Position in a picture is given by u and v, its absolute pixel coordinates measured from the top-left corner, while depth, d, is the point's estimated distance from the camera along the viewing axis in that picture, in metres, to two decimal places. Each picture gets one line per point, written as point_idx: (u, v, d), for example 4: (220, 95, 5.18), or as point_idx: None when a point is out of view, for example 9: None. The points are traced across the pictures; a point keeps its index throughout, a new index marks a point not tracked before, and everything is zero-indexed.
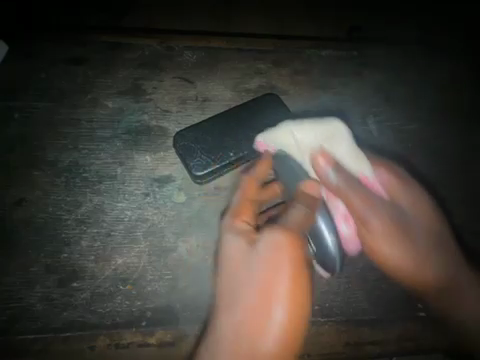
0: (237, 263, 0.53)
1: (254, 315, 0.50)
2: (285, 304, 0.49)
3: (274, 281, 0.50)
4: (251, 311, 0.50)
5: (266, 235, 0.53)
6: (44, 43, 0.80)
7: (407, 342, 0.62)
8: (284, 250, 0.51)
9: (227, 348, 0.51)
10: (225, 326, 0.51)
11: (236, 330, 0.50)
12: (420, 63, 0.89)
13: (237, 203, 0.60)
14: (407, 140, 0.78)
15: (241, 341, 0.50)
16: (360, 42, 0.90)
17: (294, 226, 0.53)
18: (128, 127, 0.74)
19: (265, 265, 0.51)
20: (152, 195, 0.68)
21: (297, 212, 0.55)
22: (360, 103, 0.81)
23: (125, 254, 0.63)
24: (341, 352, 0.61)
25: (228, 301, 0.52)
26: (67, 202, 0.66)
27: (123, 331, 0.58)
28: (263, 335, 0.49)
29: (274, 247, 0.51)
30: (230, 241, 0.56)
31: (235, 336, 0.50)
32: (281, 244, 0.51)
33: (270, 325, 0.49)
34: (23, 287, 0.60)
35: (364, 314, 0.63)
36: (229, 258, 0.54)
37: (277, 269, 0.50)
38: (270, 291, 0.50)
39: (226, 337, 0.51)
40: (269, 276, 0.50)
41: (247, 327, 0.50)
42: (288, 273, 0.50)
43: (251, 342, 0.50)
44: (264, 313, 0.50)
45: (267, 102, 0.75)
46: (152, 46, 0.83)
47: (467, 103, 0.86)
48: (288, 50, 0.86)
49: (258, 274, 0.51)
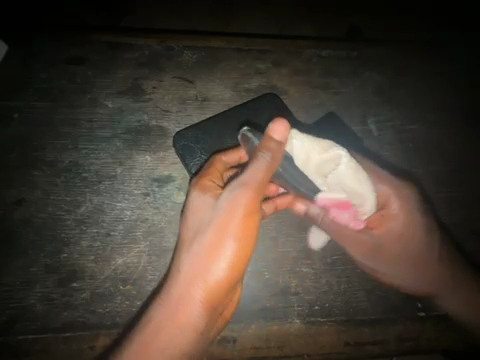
0: (198, 208, 0.54)
1: (204, 250, 0.51)
2: (237, 236, 0.51)
3: (232, 219, 0.50)
4: (206, 246, 0.51)
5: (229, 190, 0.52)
6: (44, 43, 0.80)
7: (407, 342, 0.62)
8: (245, 197, 0.51)
9: (179, 280, 0.52)
10: (182, 260, 0.52)
11: (190, 262, 0.51)
12: (420, 62, 0.89)
13: (206, 168, 0.60)
14: (406, 140, 0.78)
15: (195, 274, 0.51)
16: (361, 41, 0.89)
17: (254, 179, 0.51)
18: (128, 127, 0.74)
19: (225, 209, 0.51)
20: (152, 195, 0.68)
21: (260, 166, 0.51)
22: (360, 104, 0.81)
23: (125, 254, 0.63)
24: (341, 351, 0.61)
25: (187, 238, 0.53)
26: (67, 202, 0.66)
27: (123, 331, 0.58)
28: (214, 263, 0.51)
29: (235, 195, 0.51)
30: (195, 198, 0.55)
31: (189, 274, 0.51)
32: (242, 195, 0.51)
33: (223, 257, 0.51)
34: (23, 287, 0.60)
35: (364, 314, 0.63)
36: (193, 207, 0.55)
37: (234, 211, 0.51)
38: (227, 226, 0.51)
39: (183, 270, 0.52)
40: (226, 216, 0.51)
41: (202, 259, 0.51)
42: (242, 215, 0.51)
43: (205, 272, 0.51)
44: (218, 246, 0.51)
45: (266, 102, 0.75)
46: (151, 46, 0.82)
47: (468, 103, 0.85)
48: (288, 50, 0.86)
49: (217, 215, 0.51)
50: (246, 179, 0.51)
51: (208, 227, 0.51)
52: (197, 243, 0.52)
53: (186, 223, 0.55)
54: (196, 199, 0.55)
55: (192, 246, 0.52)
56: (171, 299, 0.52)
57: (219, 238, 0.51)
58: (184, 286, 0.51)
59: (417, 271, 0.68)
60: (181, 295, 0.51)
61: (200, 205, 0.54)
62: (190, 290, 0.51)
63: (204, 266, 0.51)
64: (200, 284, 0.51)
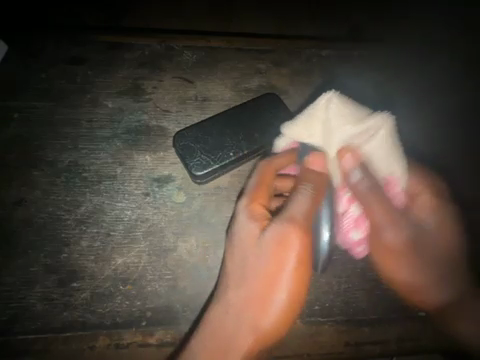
0: (250, 244, 0.55)
1: (255, 296, 0.54)
2: (287, 294, 0.54)
3: (280, 267, 0.53)
4: (255, 293, 0.54)
5: (274, 225, 0.53)
6: (44, 44, 0.80)
7: (406, 342, 0.62)
8: (292, 246, 0.52)
9: (227, 323, 0.55)
10: (230, 301, 0.55)
11: (239, 307, 0.54)
12: (420, 62, 0.89)
13: (254, 186, 0.59)
14: (408, 140, 0.78)
15: (238, 321, 0.54)
16: (361, 41, 0.89)
17: (301, 216, 0.53)
18: (128, 127, 0.74)
19: (272, 256, 0.53)
20: (152, 195, 0.68)
21: (305, 197, 0.54)
22: (360, 104, 0.81)
23: (125, 254, 0.63)
24: (341, 351, 0.61)
25: (235, 281, 0.55)
26: (67, 202, 0.66)
27: (123, 331, 0.58)
28: (264, 312, 0.54)
29: (282, 240, 0.53)
30: (244, 224, 0.56)
31: (234, 319, 0.54)
32: (287, 240, 0.52)
33: (270, 308, 0.54)
34: (23, 287, 0.60)
35: (364, 314, 0.63)
36: (240, 240, 0.55)
37: (282, 260, 0.53)
38: (277, 275, 0.53)
39: (230, 315, 0.55)
40: (274, 264, 0.53)
41: (250, 307, 0.54)
42: (293, 267, 0.53)
43: (252, 319, 0.54)
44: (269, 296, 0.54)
45: (267, 101, 0.74)
46: (151, 46, 0.82)
47: (466, 104, 0.86)
48: (288, 50, 0.85)
49: (267, 261, 0.53)
50: (291, 213, 0.54)
51: (259, 271, 0.54)
52: (246, 284, 0.54)
53: (233, 257, 0.56)
54: (246, 228, 0.56)
55: (240, 290, 0.55)
56: (217, 340, 0.54)
57: (267, 286, 0.54)
58: (232, 330, 0.55)
59: (433, 277, 0.67)
60: (227, 339, 0.54)
61: (250, 241, 0.55)
62: (239, 336, 0.54)
63: (253, 315, 0.54)
64: (243, 332, 0.54)
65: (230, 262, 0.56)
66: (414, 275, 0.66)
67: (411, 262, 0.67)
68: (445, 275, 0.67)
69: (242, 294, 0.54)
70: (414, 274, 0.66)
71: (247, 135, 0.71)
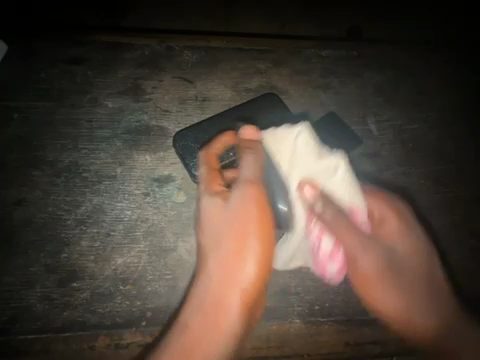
0: (212, 216, 0.55)
1: (228, 256, 0.53)
2: (256, 233, 0.52)
3: (245, 217, 0.52)
4: (227, 252, 0.53)
5: (237, 190, 0.54)
6: (44, 43, 0.80)
7: (407, 342, 0.62)
8: (250, 198, 0.53)
9: (207, 287, 0.52)
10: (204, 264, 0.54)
11: (214, 265, 0.53)
12: (420, 62, 0.89)
13: (204, 172, 0.58)
14: (407, 140, 0.79)
15: (220, 282, 0.52)
16: (361, 41, 0.89)
17: (252, 174, 0.54)
18: (128, 127, 0.74)
19: (238, 215, 0.52)
20: (152, 195, 0.68)
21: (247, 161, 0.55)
22: (360, 104, 0.81)
23: (125, 254, 0.63)
24: (341, 351, 0.62)
25: (212, 246, 0.54)
26: (67, 202, 0.66)
27: (123, 331, 0.58)
28: (241, 266, 0.52)
29: (245, 202, 0.53)
30: (208, 205, 0.56)
31: (211, 283, 0.52)
32: (248, 194, 0.53)
33: (247, 259, 0.52)
34: (24, 287, 0.60)
35: (364, 314, 0.63)
36: (206, 217, 0.55)
37: (246, 213, 0.52)
38: (246, 225, 0.52)
39: (209, 282, 0.52)
40: (239, 216, 0.52)
41: (224, 268, 0.52)
42: (256, 208, 0.52)
43: (232, 278, 0.51)
44: (241, 247, 0.53)
45: (268, 102, 0.75)
46: (151, 47, 0.82)
47: (466, 103, 0.86)
48: (288, 50, 0.85)
49: (230, 218, 0.53)
50: (246, 178, 0.54)
51: (227, 232, 0.53)
52: (218, 243, 0.54)
53: (200, 231, 0.56)
54: (207, 206, 0.56)
55: (211, 248, 0.54)
56: (203, 309, 0.52)
57: (237, 239, 0.52)
58: (215, 290, 0.52)
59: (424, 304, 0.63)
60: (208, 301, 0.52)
61: (211, 213, 0.55)
62: (223, 299, 0.51)
63: (229, 271, 0.52)
64: (229, 293, 0.51)
65: (200, 236, 0.56)
66: (397, 305, 0.63)
67: (399, 289, 0.64)
68: (420, 286, 0.64)
69: (218, 259, 0.53)
70: (396, 305, 0.63)
71: None
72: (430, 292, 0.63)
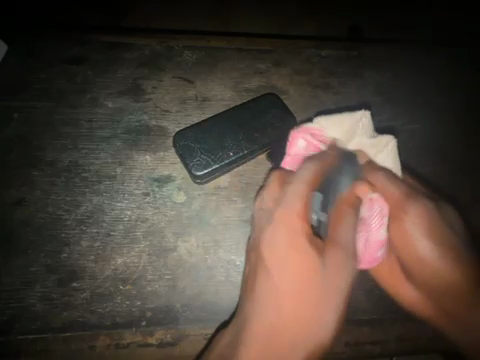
0: (291, 243, 0.55)
1: (293, 296, 0.54)
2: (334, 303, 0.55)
3: (328, 274, 0.54)
4: (295, 292, 0.54)
5: (331, 250, 0.55)
6: (44, 43, 0.80)
7: (406, 342, 0.63)
8: (339, 263, 0.55)
9: (268, 321, 0.54)
10: (267, 293, 0.55)
11: (283, 298, 0.54)
12: (420, 62, 0.89)
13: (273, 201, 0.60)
14: (407, 140, 0.79)
15: (283, 317, 0.53)
16: (361, 41, 0.89)
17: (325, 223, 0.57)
18: (128, 127, 0.74)
19: (322, 267, 0.54)
20: (152, 195, 0.68)
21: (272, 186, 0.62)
22: (360, 105, 0.82)
23: (125, 254, 0.63)
24: (341, 352, 0.62)
25: (274, 286, 0.54)
26: (67, 202, 0.66)
27: (124, 331, 0.59)
28: (314, 319, 0.54)
29: (338, 258, 0.55)
30: (272, 233, 0.56)
31: (273, 318, 0.54)
32: (336, 256, 0.55)
33: (321, 316, 0.54)
34: (23, 287, 0.60)
35: (364, 314, 0.63)
36: (274, 245, 0.56)
37: (334, 273, 0.54)
38: (319, 284, 0.54)
39: (269, 322, 0.53)
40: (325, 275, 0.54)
41: (289, 304, 0.54)
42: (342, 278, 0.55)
43: (298, 326, 0.54)
44: (316, 307, 0.54)
45: (268, 102, 0.74)
46: (152, 47, 0.82)
47: (465, 104, 0.86)
48: (289, 49, 0.85)
49: (307, 271, 0.54)
50: (336, 231, 0.56)
51: (302, 278, 0.54)
52: (291, 288, 0.54)
53: (272, 251, 0.56)
54: (279, 238, 0.55)
55: (283, 284, 0.54)
56: (261, 346, 0.53)
57: (322, 278, 0.54)
58: (263, 323, 0.53)
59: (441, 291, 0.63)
60: (258, 330, 0.53)
61: (296, 248, 0.55)
62: (283, 349, 0.53)
63: (295, 318, 0.54)
64: (295, 340, 0.53)
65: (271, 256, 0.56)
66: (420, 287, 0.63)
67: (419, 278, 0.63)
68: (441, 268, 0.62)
69: (281, 293, 0.54)
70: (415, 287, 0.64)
71: (248, 135, 0.71)
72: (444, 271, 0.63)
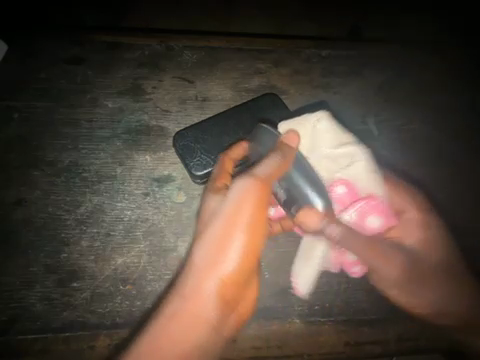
0: (232, 211, 0.52)
1: (218, 237, 0.52)
2: (250, 234, 0.52)
3: (234, 222, 0.52)
4: (206, 253, 0.52)
5: (238, 183, 0.53)
6: (44, 43, 0.80)
7: (407, 342, 0.63)
8: (253, 192, 0.52)
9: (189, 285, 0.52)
10: (192, 285, 0.51)
11: (204, 261, 0.52)
12: (419, 62, 0.89)
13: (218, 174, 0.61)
14: (407, 140, 0.79)
15: (201, 275, 0.52)
16: (361, 42, 0.89)
17: (265, 174, 0.54)
18: (128, 127, 0.74)
19: (225, 217, 0.52)
20: (152, 195, 0.68)
21: (270, 164, 0.55)
22: (360, 104, 0.81)
23: (125, 254, 0.63)
24: (341, 351, 0.62)
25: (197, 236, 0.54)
26: (67, 202, 0.66)
27: (123, 331, 0.58)
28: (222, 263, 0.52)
29: (242, 196, 0.52)
30: (212, 201, 0.56)
31: (192, 282, 0.52)
32: (250, 189, 0.52)
33: (235, 249, 0.52)
34: (23, 287, 0.60)
35: (364, 314, 0.63)
36: (208, 204, 0.57)
37: (235, 223, 0.52)
38: (229, 238, 0.52)
39: (191, 276, 0.52)
40: (226, 227, 0.52)
41: (209, 259, 0.52)
42: (245, 225, 0.52)
43: (200, 283, 0.51)
44: (231, 241, 0.52)
45: (268, 103, 0.74)
46: (151, 47, 0.82)
47: (465, 103, 0.86)
48: (289, 50, 0.85)
49: (219, 223, 0.52)
50: (255, 172, 0.54)
51: (213, 232, 0.52)
52: (216, 276, 0.51)
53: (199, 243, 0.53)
54: (213, 200, 0.56)
55: (206, 236, 0.52)
56: (180, 313, 0.51)
57: (239, 229, 0.52)
58: (190, 296, 0.51)
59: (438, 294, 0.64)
60: (181, 326, 0.51)
61: (220, 234, 0.52)
62: (195, 309, 0.51)
63: (199, 283, 0.51)
64: (200, 308, 0.51)
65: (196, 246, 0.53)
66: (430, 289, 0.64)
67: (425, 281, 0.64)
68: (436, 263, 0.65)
69: (207, 244, 0.52)
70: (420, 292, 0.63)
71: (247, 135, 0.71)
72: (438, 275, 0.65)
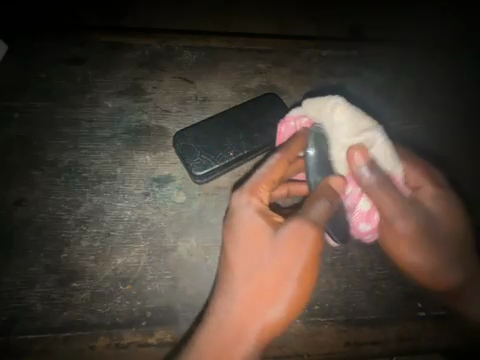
0: (281, 255, 0.54)
1: (265, 279, 0.54)
2: (298, 281, 0.54)
3: (285, 268, 0.54)
4: (253, 291, 0.54)
5: (291, 223, 0.55)
6: (44, 43, 0.80)
7: (406, 342, 0.62)
8: (306, 241, 0.54)
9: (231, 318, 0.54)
10: (234, 323, 0.54)
11: (248, 300, 0.54)
12: (419, 61, 0.89)
13: (263, 178, 0.58)
14: (407, 140, 0.79)
15: (245, 311, 0.54)
16: (361, 42, 0.89)
17: (317, 218, 0.55)
18: (128, 127, 0.74)
19: (274, 260, 0.54)
20: (152, 195, 0.68)
21: (321, 208, 0.55)
22: (359, 105, 0.82)
23: (125, 254, 0.63)
24: (341, 351, 0.61)
25: (243, 274, 0.55)
26: (67, 202, 0.66)
27: (124, 331, 0.58)
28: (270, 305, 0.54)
29: (295, 239, 0.54)
30: (247, 216, 0.56)
31: (234, 316, 0.54)
32: (303, 235, 0.54)
33: (281, 295, 0.54)
34: (23, 287, 0.60)
35: (364, 314, 0.64)
36: (243, 229, 0.56)
37: (285, 268, 0.54)
38: (278, 285, 0.54)
39: (234, 310, 0.54)
40: (277, 272, 0.54)
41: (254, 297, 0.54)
42: (295, 275, 0.54)
43: (244, 322, 0.54)
44: (278, 286, 0.54)
45: (269, 103, 0.74)
46: (151, 46, 0.82)
47: (465, 104, 0.86)
48: (289, 49, 0.85)
49: (269, 265, 0.55)
50: (308, 215, 0.55)
51: (262, 274, 0.55)
52: (261, 317, 0.54)
53: (244, 278, 0.55)
54: (249, 221, 0.56)
55: (251, 275, 0.55)
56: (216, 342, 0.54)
57: (288, 276, 0.54)
58: (232, 330, 0.54)
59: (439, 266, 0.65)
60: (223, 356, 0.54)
61: (268, 278, 0.54)
62: (236, 343, 0.54)
63: (244, 321, 0.54)
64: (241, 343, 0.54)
65: (238, 280, 0.55)
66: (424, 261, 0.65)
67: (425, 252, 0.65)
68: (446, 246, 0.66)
69: (255, 284, 0.55)
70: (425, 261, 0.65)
71: (248, 135, 0.72)
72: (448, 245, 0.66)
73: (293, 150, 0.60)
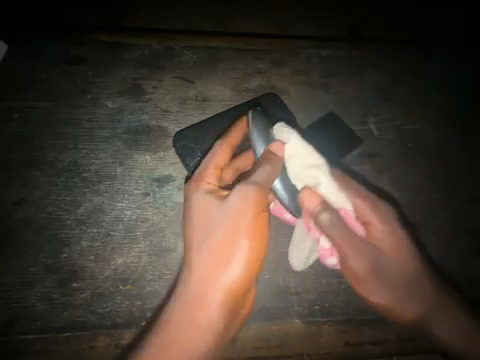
0: (229, 225, 0.54)
1: (221, 241, 0.54)
2: (249, 234, 0.54)
3: (229, 239, 0.54)
4: (205, 256, 0.54)
5: (240, 187, 0.55)
6: (43, 42, 0.80)
7: (406, 342, 0.63)
8: (251, 206, 0.54)
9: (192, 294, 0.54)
10: (194, 297, 0.54)
11: (200, 274, 0.54)
12: (420, 60, 0.89)
13: (250, 176, 0.56)
14: (407, 140, 0.80)
15: (199, 285, 0.54)
16: (361, 41, 0.89)
17: (263, 180, 0.55)
18: (128, 127, 0.74)
19: (223, 227, 0.54)
20: (152, 195, 0.68)
21: (265, 172, 0.56)
22: (359, 105, 0.82)
23: (125, 254, 0.63)
24: (340, 351, 0.62)
25: (199, 241, 0.55)
26: (67, 202, 0.66)
27: (124, 331, 0.59)
28: (222, 270, 0.54)
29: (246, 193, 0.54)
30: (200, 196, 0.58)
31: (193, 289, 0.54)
32: (251, 198, 0.54)
33: (231, 258, 0.54)
34: (23, 287, 0.60)
35: (364, 314, 0.63)
36: (197, 211, 0.57)
37: (234, 232, 0.54)
38: (230, 244, 0.54)
39: (193, 288, 0.54)
40: (227, 234, 0.54)
41: (206, 269, 0.54)
42: (248, 221, 0.54)
43: (192, 297, 0.54)
44: (233, 241, 0.54)
45: (269, 105, 0.77)
46: (151, 46, 0.82)
47: (464, 103, 0.86)
48: (289, 50, 0.85)
49: (221, 223, 0.54)
50: (254, 178, 0.55)
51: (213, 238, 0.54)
52: (218, 286, 0.54)
53: (201, 249, 0.55)
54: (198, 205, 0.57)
55: (205, 252, 0.54)
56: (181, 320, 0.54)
57: (233, 245, 0.54)
58: (186, 311, 0.54)
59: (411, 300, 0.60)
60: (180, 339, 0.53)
61: (222, 239, 0.54)
62: (192, 333, 0.54)
63: (192, 300, 0.54)
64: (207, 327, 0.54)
65: (199, 253, 0.55)
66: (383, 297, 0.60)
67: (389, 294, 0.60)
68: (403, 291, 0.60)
69: (210, 242, 0.54)
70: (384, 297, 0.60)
71: None
72: (406, 291, 0.60)
73: (277, 149, 0.58)
